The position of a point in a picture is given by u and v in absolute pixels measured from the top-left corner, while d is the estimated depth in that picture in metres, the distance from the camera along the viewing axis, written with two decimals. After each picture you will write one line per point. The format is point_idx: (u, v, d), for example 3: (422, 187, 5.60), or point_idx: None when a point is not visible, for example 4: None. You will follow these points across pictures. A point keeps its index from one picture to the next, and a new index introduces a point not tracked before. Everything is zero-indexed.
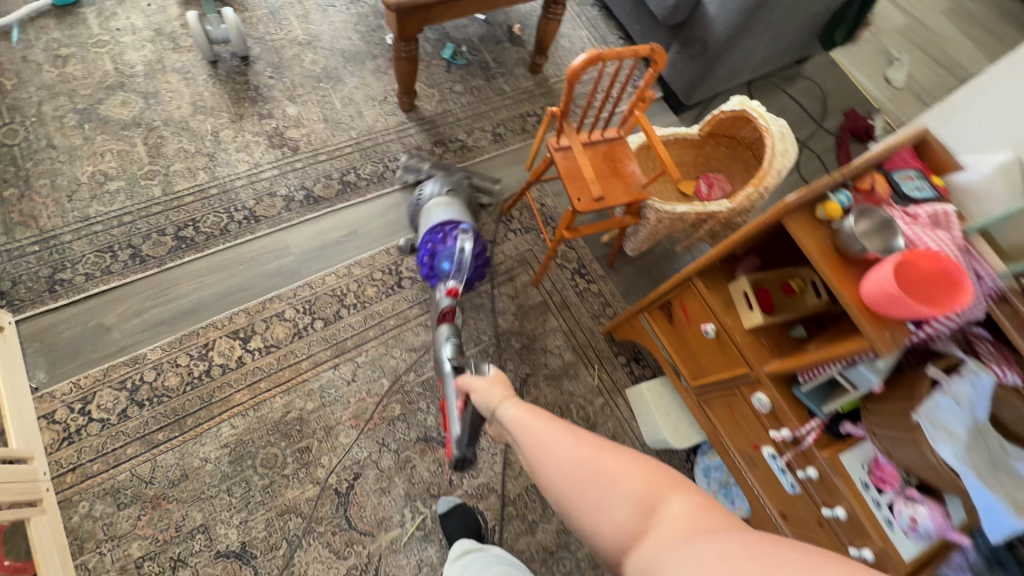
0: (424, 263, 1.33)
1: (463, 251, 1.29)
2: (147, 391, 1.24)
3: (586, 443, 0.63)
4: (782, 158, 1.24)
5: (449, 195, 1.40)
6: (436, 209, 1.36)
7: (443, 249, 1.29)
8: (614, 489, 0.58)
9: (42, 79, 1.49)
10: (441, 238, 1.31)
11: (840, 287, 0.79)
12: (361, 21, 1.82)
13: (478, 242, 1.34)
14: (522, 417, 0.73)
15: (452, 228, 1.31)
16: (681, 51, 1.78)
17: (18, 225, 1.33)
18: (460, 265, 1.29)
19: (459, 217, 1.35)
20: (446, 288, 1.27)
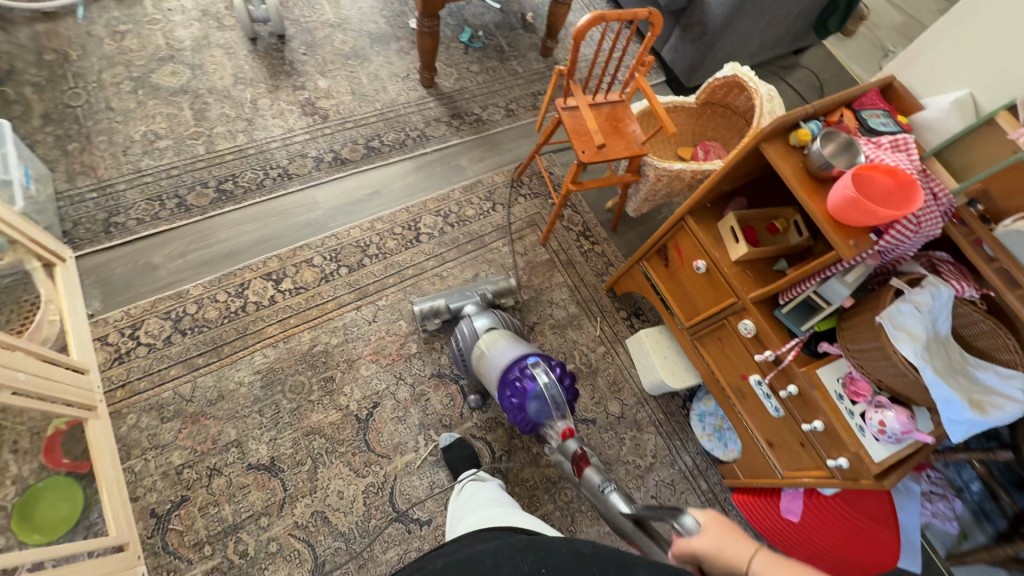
0: (516, 417, 1.18)
1: (549, 386, 1.14)
2: (189, 321, 1.37)
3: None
4: (770, 117, 1.34)
5: (497, 334, 1.30)
6: (500, 358, 1.23)
7: (530, 397, 1.14)
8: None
9: (102, 50, 1.66)
10: (519, 385, 1.15)
11: (810, 200, 0.90)
12: (387, 7, 1.98)
13: (557, 366, 1.20)
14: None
15: (522, 367, 1.17)
16: (682, 35, 1.91)
17: (79, 174, 1.48)
18: (555, 402, 1.13)
19: (524, 352, 1.22)
20: (561, 433, 1.14)
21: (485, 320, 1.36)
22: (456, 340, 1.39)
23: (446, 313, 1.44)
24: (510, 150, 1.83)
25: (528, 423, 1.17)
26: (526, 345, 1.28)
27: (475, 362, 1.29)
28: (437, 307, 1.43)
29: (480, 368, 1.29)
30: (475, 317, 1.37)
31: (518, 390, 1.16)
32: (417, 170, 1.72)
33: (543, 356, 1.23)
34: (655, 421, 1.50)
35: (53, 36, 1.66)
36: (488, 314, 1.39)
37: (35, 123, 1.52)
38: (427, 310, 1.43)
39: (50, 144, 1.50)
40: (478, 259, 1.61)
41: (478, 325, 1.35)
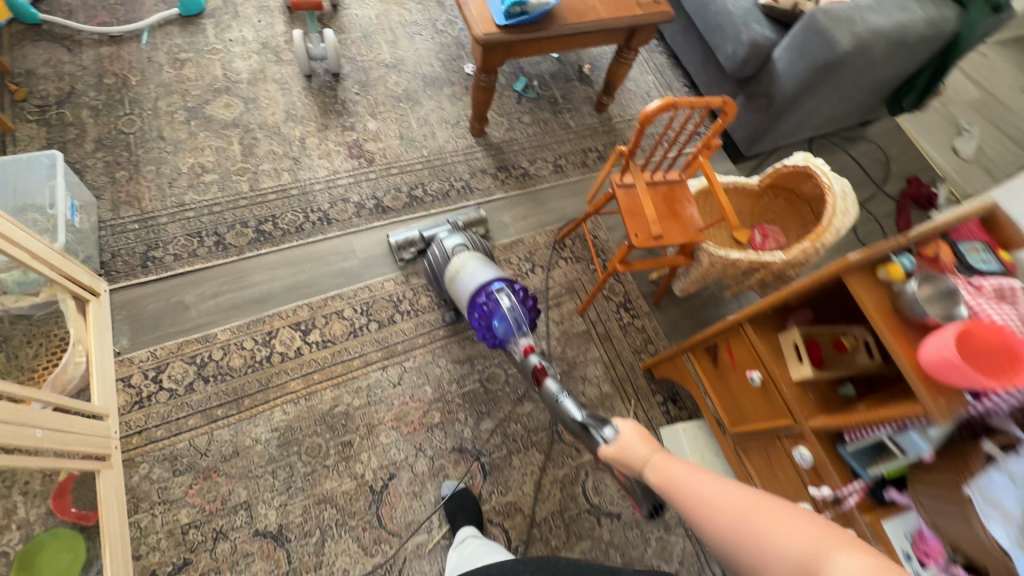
0: (485, 337, 1.25)
1: (513, 309, 1.19)
2: (213, 368, 1.34)
3: (749, 502, 0.63)
4: (842, 218, 1.25)
5: (467, 255, 1.31)
6: (469, 280, 1.26)
7: (496, 319, 1.20)
8: (782, 550, 0.58)
9: (161, 78, 1.67)
10: (486, 308, 1.21)
11: (897, 349, 0.80)
12: (444, 50, 1.96)
13: (521, 289, 1.23)
14: (674, 478, 0.71)
15: (488, 292, 1.21)
16: (747, 103, 1.82)
17: (124, 204, 1.48)
18: (518, 322, 1.18)
19: (489, 274, 1.25)
20: (522, 350, 1.18)
21: (455, 238, 1.39)
22: (428, 262, 1.43)
23: (421, 244, 1.53)
24: (555, 208, 1.76)
25: (490, 340, 1.24)
26: (495, 265, 1.30)
27: (447, 283, 1.31)
28: (413, 238, 1.53)
29: (448, 285, 1.33)
30: (446, 237, 1.40)
31: (484, 311, 1.22)
32: None
33: (509, 280, 1.26)
34: (685, 521, 1.39)
35: (115, 60, 1.67)
36: (459, 235, 1.41)
37: (87, 148, 1.53)
38: (402, 241, 1.53)
39: (100, 170, 1.50)
40: None
41: (448, 247, 1.37)
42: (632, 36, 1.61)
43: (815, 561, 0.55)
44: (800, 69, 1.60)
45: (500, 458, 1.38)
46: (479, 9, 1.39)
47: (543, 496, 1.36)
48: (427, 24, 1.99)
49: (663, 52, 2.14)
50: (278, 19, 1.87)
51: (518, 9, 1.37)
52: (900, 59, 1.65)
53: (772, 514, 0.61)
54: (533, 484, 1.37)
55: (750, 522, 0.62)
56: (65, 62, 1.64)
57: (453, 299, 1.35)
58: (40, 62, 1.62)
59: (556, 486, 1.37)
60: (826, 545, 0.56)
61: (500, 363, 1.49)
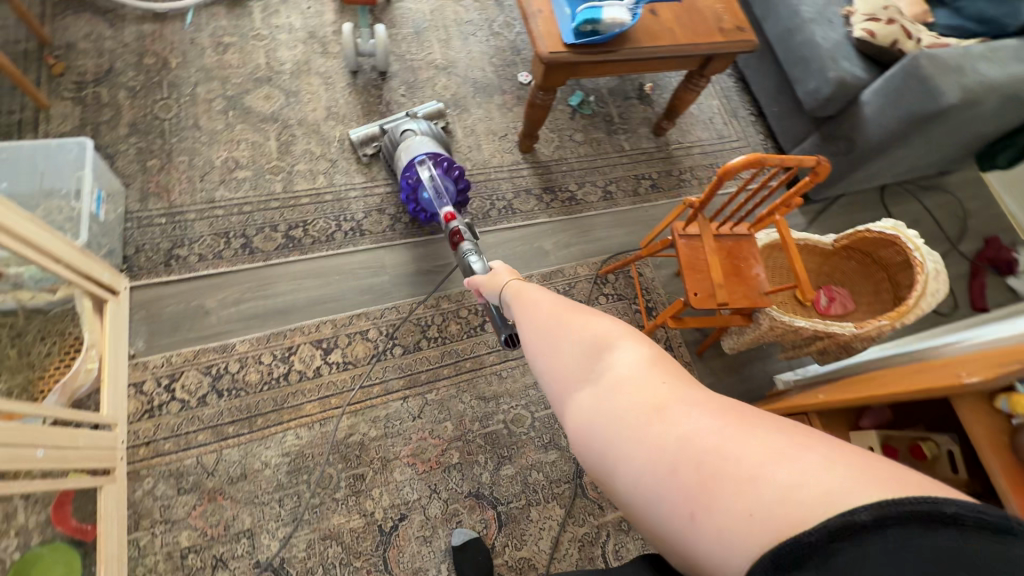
0: (415, 210, 1.39)
1: (432, 179, 1.32)
2: (228, 382, 1.27)
3: (571, 311, 0.59)
4: (931, 299, 1.11)
5: (405, 137, 1.44)
6: (401, 157, 1.40)
7: (420, 191, 1.33)
8: (577, 338, 0.54)
9: (203, 62, 1.60)
10: (410, 183, 1.34)
11: (1014, 498, 0.67)
12: (498, 54, 1.84)
13: (443, 161, 1.35)
14: (524, 296, 0.69)
15: (411, 168, 1.34)
16: (822, 144, 1.67)
17: (153, 195, 1.41)
18: (437, 190, 1.31)
19: (418, 150, 1.37)
20: (443, 217, 1.22)
21: (409, 123, 1.48)
22: (383, 151, 1.52)
23: (380, 138, 1.55)
24: (601, 239, 1.64)
25: (418, 213, 1.37)
26: (427, 140, 1.42)
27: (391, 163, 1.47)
28: (372, 134, 1.54)
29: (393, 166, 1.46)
30: (397, 126, 1.49)
31: (408, 184, 1.36)
32: (495, 244, 1.56)
33: (436, 154, 1.37)
34: None
35: (157, 39, 1.60)
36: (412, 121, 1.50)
37: (121, 131, 1.46)
38: (362, 138, 1.54)
39: (131, 156, 1.44)
40: None
41: (398, 132, 1.48)
42: (707, 63, 1.47)
43: (600, 350, 0.52)
44: (892, 116, 1.45)
45: (518, 508, 1.29)
46: (546, 23, 1.28)
47: (560, 554, 1.27)
48: (482, 24, 1.88)
49: (732, 76, 1.99)
50: (328, 7, 1.78)
51: (590, 27, 1.24)
52: (1005, 114, 1.48)
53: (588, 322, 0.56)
54: (550, 541, 1.27)
55: (563, 323, 0.57)
56: (107, 37, 1.57)
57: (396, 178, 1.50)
58: (80, 36, 1.55)
59: (574, 546, 1.28)
60: (618, 335, 0.52)
61: (527, 405, 1.40)
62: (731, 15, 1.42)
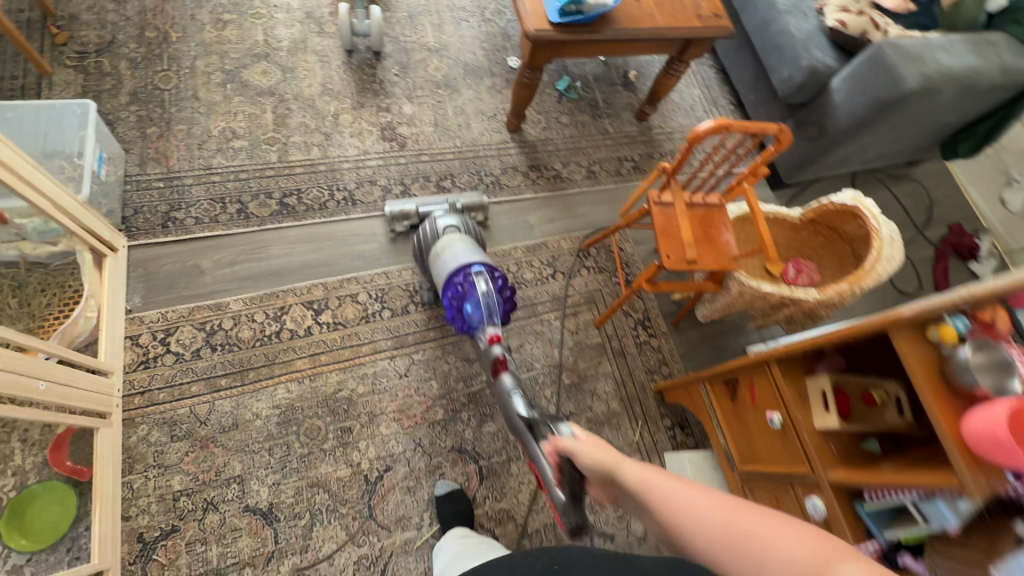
0: (454, 319, 1.15)
1: (487, 295, 1.11)
2: (221, 337, 1.32)
3: (726, 504, 0.59)
4: (887, 264, 1.20)
5: (450, 235, 1.21)
6: (446, 256, 1.16)
7: (468, 302, 1.11)
8: (774, 555, 0.53)
9: (202, 37, 1.65)
10: (459, 290, 1.11)
11: (939, 415, 0.76)
12: (489, 39, 1.91)
13: (499, 276, 1.15)
14: (651, 481, 0.66)
15: (466, 272, 1.12)
16: (795, 130, 1.76)
17: (151, 161, 1.46)
18: (490, 310, 1.11)
19: (469, 255, 1.15)
20: (488, 338, 1.11)
21: (450, 216, 1.29)
22: (417, 239, 1.31)
23: (415, 218, 1.50)
24: (584, 215, 1.71)
25: (460, 325, 1.15)
26: (476, 247, 1.21)
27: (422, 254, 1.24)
28: (408, 212, 1.49)
29: (430, 260, 1.22)
30: (437, 216, 1.28)
31: (455, 291, 1.13)
32: (482, 217, 1.63)
33: (490, 263, 1.17)
34: None
35: (159, 13, 1.66)
36: (451, 215, 1.30)
37: (121, 100, 1.51)
38: (397, 212, 1.49)
39: (131, 124, 1.49)
40: (526, 329, 1.51)
41: (438, 223, 1.27)
42: (685, 49, 1.55)
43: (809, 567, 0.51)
44: (859, 102, 1.54)
45: (498, 464, 1.35)
46: (533, 4, 1.35)
47: (537, 506, 1.33)
48: (474, 11, 1.95)
49: (713, 67, 2.08)
50: None
51: (574, 7, 1.32)
52: (964, 104, 1.58)
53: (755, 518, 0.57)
54: (528, 494, 1.34)
55: (738, 527, 0.56)
56: (109, 10, 1.62)
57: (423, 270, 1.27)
58: (83, 8, 1.60)
59: None
60: (818, 550, 0.52)
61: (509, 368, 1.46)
62: (708, 3, 1.50)
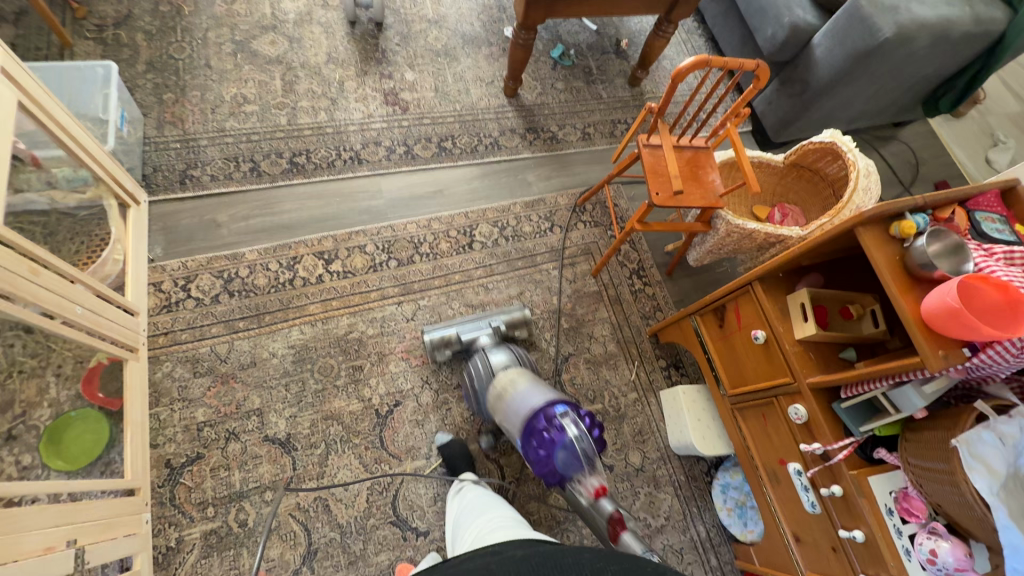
0: (540, 470, 1.06)
1: (580, 438, 1.02)
2: (238, 284, 1.40)
3: None
4: (862, 195, 1.27)
5: (515, 373, 1.22)
6: (523, 400, 1.13)
7: (558, 449, 1.02)
8: None
9: (213, 10, 1.74)
10: (546, 436, 1.04)
11: (901, 299, 0.83)
12: (486, 11, 1.99)
13: (586, 415, 1.08)
14: None
15: (550, 415, 1.06)
16: (781, 88, 1.84)
17: (169, 124, 1.55)
18: (586, 457, 1.01)
19: (545, 395, 1.13)
20: (594, 492, 0.99)
21: (500, 350, 1.32)
22: (468, 374, 1.33)
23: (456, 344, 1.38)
24: (579, 174, 1.79)
25: (549, 476, 1.05)
26: (548, 388, 1.17)
27: (490, 400, 1.22)
28: (448, 338, 1.38)
29: (498, 405, 1.20)
30: (488, 351, 1.32)
31: (541, 437, 1.05)
32: (481, 176, 1.71)
33: (571, 402, 1.12)
34: (674, 481, 1.42)
35: None
36: (501, 349, 1.34)
37: (139, 69, 1.60)
38: (438, 340, 1.37)
39: (148, 90, 1.58)
40: (526, 278, 1.58)
41: (490, 359, 1.29)
42: (672, 9, 1.64)
43: None
44: (839, 56, 1.62)
45: None
46: None
47: None
48: None
49: (702, 34, 2.16)
50: None
51: None
52: (939, 56, 1.66)
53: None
54: None
55: None
56: None
57: (496, 422, 1.22)
58: None
59: None
60: None
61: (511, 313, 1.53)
62: None
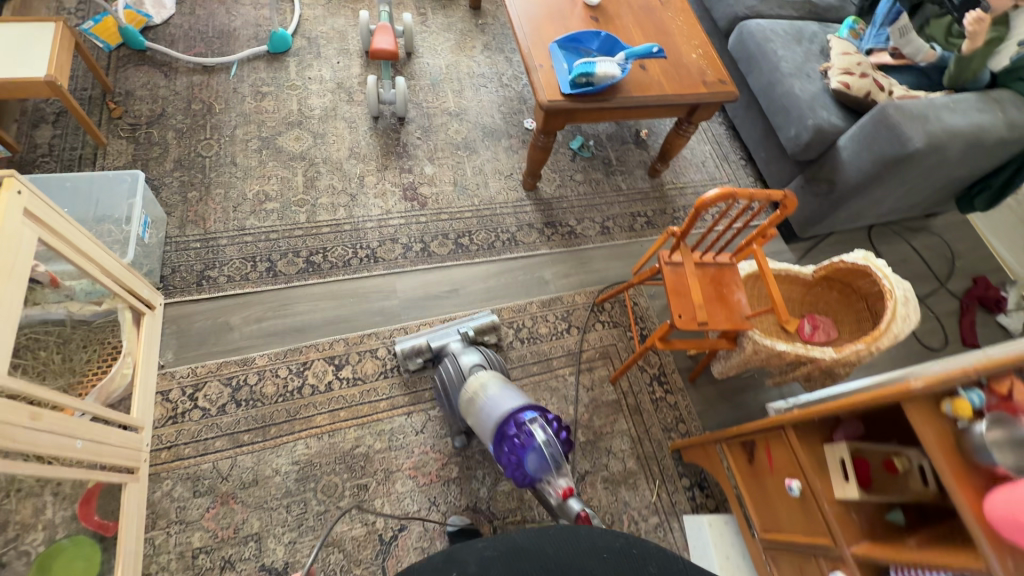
0: (510, 471, 1.10)
1: (548, 443, 1.05)
2: (246, 393, 1.37)
3: None
4: (902, 324, 1.19)
5: (484, 372, 1.23)
6: (494, 406, 1.13)
7: (528, 454, 1.05)
8: None
9: (243, 108, 1.80)
10: (516, 442, 1.06)
11: (958, 491, 0.74)
12: (506, 103, 2.02)
13: (554, 420, 1.11)
14: None
15: (520, 422, 1.08)
16: (806, 185, 1.79)
17: (190, 223, 1.57)
18: (555, 460, 1.05)
19: (514, 401, 1.12)
20: (561, 491, 1.05)
21: (472, 351, 1.36)
22: (440, 376, 1.35)
23: (427, 354, 1.42)
24: (598, 270, 1.75)
25: (518, 477, 1.08)
26: (518, 388, 1.19)
27: (461, 402, 1.20)
28: (419, 347, 1.42)
29: (465, 405, 1.20)
30: (459, 352, 1.35)
31: (511, 443, 1.07)
32: (498, 273, 1.68)
33: (540, 406, 1.13)
34: None
35: (205, 87, 1.81)
36: (473, 350, 1.36)
37: (167, 166, 1.64)
38: (408, 349, 1.41)
39: (174, 189, 1.61)
40: (542, 385, 1.52)
41: (462, 361, 1.32)
42: (693, 111, 1.63)
43: None
44: (866, 160, 1.57)
45: (513, 524, 1.34)
46: (546, 76, 1.44)
47: None
48: (493, 77, 2.08)
49: (722, 123, 2.16)
50: (355, 61, 1.99)
51: (584, 79, 1.41)
52: (973, 161, 1.60)
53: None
54: None
55: None
56: (161, 86, 1.78)
57: (467, 422, 1.21)
58: (138, 84, 1.76)
59: None
60: None
61: None
62: (713, 70, 1.58)
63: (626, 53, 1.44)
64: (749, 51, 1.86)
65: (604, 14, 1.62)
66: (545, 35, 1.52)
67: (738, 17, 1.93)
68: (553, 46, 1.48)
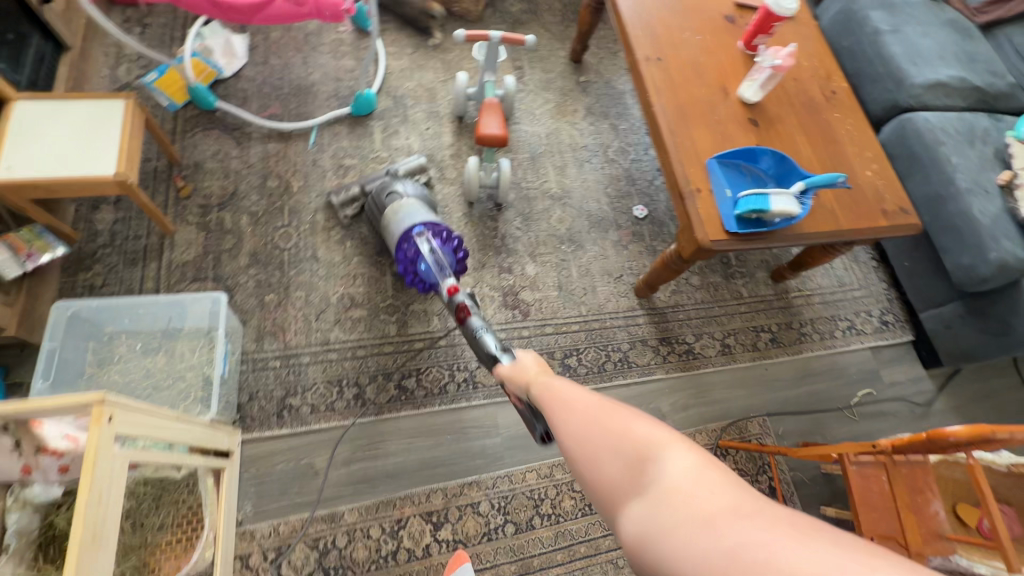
0: (413, 283, 1.29)
1: (432, 252, 1.24)
2: (335, 559, 1.19)
3: None
4: None
5: (399, 199, 1.37)
6: (397, 226, 1.31)
7: (417, 263, 1.24)
8: None
9: (323, 185, 1.57)
10: (407, 255, 1.26)
11: None
12: (613, 183, 1.77)
13: (443, 232, 1.27)
14: None
15: (411, 237, 1.26)
16: (969, 317, 1.54)
17: (269, 335, 1.37)
18: (439, 264, 1.23)
19: (419, 219, 1.30)
20: (447, 290, 1.16)
21: (405, 182, 1.43)
22: (370, 206, 1.46)
23: (362, 199, 1.51)
24: (719, 401, 1.54)
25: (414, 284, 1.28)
26: (422, 208, 1.33)
27: (381, 227, 1.38)
28: (353, 195, 1.50)
29: (381, 223, 1.39)
30: (388, 184, 1.42)
31: (404, 256, 1.27)
32: None
33: (434, 225, 1.29)
34: None
35: (281, 159, 1.58)
36: (402, 182, 1.43)
37: (241, 261, 1.43)
38: (342, 198, 1.51)
39: (250, 290, 1.41)
40: None
41: (390, 188, 1.42)
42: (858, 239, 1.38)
43: None
44: None
45: None
46: (705, 204, 1.20)
47: None
48: (598, 150, 1.82)
49: None
50: (446, 127, 1.74)
51: (754, 214, 1.16)
52: None
53: (641, 417, 0.55)
54: None
55: None
56: (233, 156, 1.55)
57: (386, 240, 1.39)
58: (208, 154, 1.54)
59: None
60: None
61: None
62: (892, 194, 1.31)
63: (806, 183, 1.18)
64: (911, 150, 1.59)
65: (763, 113, 1.35)
66: (699, 145, 1.26)
67: (898, 105, 1.66)
68: (712, 162, 1.24)
